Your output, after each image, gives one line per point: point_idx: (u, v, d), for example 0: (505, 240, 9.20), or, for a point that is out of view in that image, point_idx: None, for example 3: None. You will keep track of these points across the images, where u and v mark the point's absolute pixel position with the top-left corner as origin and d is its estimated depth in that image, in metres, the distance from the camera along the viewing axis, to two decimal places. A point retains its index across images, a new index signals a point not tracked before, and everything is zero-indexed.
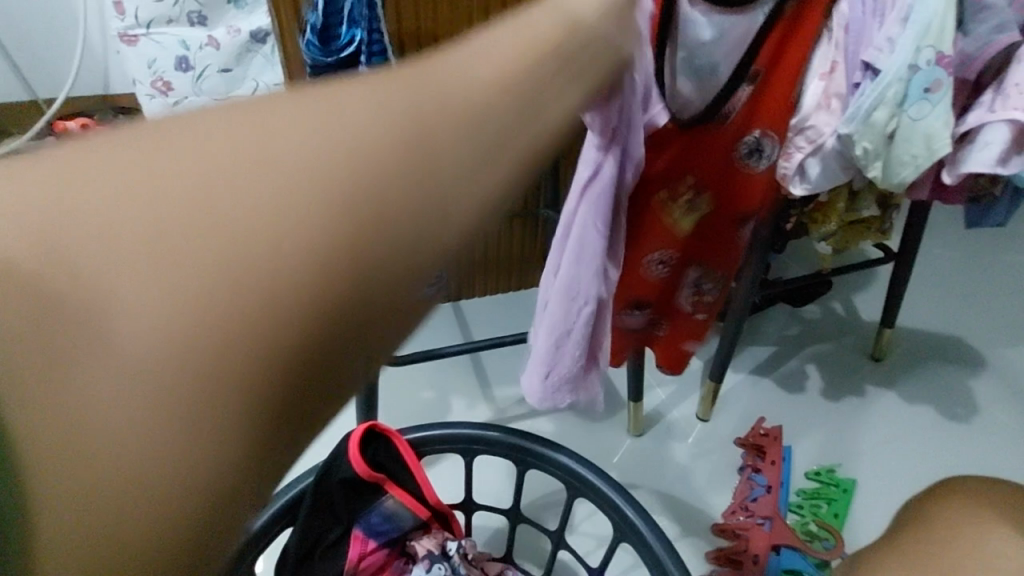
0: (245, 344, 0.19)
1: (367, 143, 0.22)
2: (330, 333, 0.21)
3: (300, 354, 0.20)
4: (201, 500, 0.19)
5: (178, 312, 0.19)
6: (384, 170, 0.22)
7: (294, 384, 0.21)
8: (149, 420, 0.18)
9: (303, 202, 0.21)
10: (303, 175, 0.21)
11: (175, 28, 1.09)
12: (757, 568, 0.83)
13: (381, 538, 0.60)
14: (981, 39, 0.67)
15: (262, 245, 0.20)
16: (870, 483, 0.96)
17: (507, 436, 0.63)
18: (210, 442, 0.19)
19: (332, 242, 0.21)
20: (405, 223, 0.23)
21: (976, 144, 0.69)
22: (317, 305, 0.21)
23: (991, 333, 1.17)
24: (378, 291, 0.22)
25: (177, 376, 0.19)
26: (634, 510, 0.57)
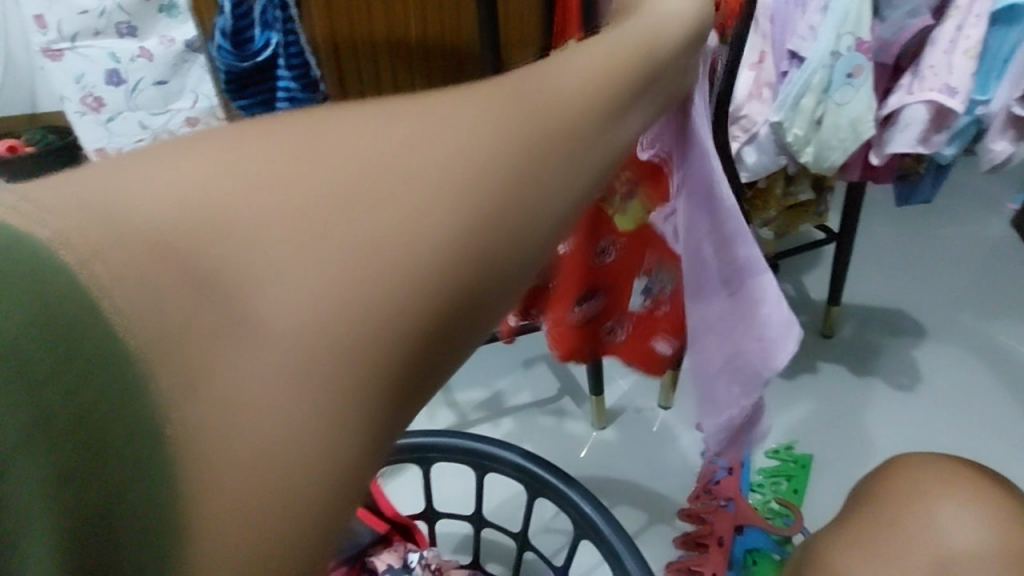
0: (365, 362, 0.22)
1: (427, 165, 0.24)
2: (425, 349, 0.24)
3: (402, 368, 0.23)
4: (328, 505, 0.21)
5: (303, 336, 0.22)
6: (459, 192, 0.24)
7: (398, 393, 0.23)
8: (286, 435, 0.21)
9: (388, 226, 0.23)
10: (374, 197, 0.23)
11: (102, 40, 1.03)
12: (723, 550, 0.84)
13: (339, 556, 0.58)
14: (897, 24, 0.70)
15: (366, 272, 0.23)
16: (826, 457, 1.00)
17: (463, 442, 0.62)
18: (334, 450, 0.22)
19: (419, 260, 0.23)
20: (492, 238, 0.25)
21: (897, 125, 0.72)
22: (420, 323, 0.23)
23: (930, 304, 1.23)
24: (438, 328, 0.24)
25: (309, 391, 0.21)
26: (592, 507, 0.57)
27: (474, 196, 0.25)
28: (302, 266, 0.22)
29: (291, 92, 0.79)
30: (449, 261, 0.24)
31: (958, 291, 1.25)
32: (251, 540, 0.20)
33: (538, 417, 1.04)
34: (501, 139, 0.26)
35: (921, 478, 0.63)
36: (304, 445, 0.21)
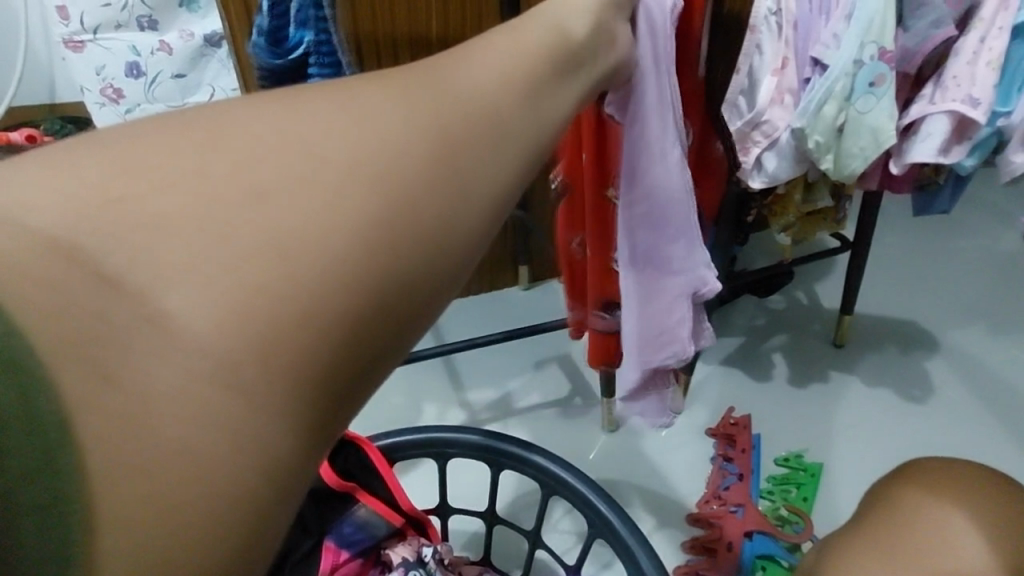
0: (283, 363, 0.26)
1: (353, 195, 0.28)
2: (347, 353, 0.28)
3: (325, 368, 0.27)
4: (243, 499, 0.25)
5: (214, 349, 0.25)
6: (375, 217, 0.28)
7: (316, 391, 0.27)
8: (198, 432, 0.25)
9: (313, 247, 0.27)
10: (305, 223, 0.27)
11: (124, 33, 1.05)
12: (732, 554, 0.85)
13: (354, 548, 0.57)
14: (919, 34, 0.70)
15: (285, 284, 0.26)
16: (836, 466, 0.99)
17: (479, 438, 0.62)
18: (241, 446, 0.25)
19: (341, 272, 0.27)
20: (403, 262, 0.29)
21: (919, 134, 0.72)
22: (341, 331, 0.27)
23: (943, 316, 1.22)
24: (364, 330, 0.28)
25: (218, 399, 0.25)
26: (608, 506, 0.57)
27: (395, 219, 0.29)
28: (214, 280, 0.26)
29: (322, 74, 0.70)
30: (371, 271, 0.28)
31: (972, 304, 1.24)
32: (149, 507, 0.23)
33: (548, 418, 1.04)
34: (425, 139, 0.31)
35: (935, 488, 0.62)
36: (223, 437, 0.25)
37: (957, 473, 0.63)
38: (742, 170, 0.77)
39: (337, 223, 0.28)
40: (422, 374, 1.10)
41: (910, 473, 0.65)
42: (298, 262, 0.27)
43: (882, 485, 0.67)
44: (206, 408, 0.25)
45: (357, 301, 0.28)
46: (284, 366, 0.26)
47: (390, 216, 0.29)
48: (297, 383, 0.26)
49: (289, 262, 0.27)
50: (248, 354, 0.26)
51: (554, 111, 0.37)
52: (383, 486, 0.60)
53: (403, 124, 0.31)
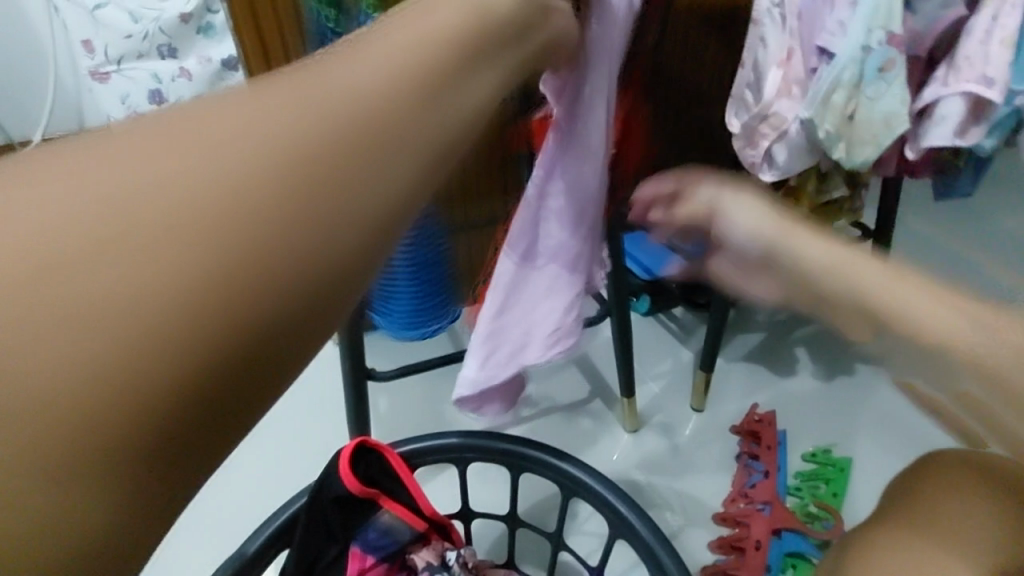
0: (179, 342, 0.20)
1: (289, 141, 0.23)
2: (266, 326, 0.22)
3: (241, 345, 0.21)
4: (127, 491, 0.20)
5: (101, 315, 0.20)
6: (300, 169, 0.23)
7: (227, 374, 0.21)
8: (70, 422, 0.19)
9: (229, 197, 0.22)
10: (226, 168, 0.22)
11: (145, 62, 1.20)
12: (760, 553, 0.84)
13: (379, 553, 0.59)
14: (929, 16, 0.69)
15: (183, 240, 0.21)
16: (866, 459, 0.97)
17: (496, 442, 0.63)
18: (128, 437, 0.20)
19: (251, 232, 0.22)
20: (334, 213, 0.23)
21: (933, 119, 0.71)
22: (268, 300, 0.22)
23: (975, 302, 1.19)
24: (288, 303, 0.22)
25: (98, 383, 0.20)
26: (627, 505, 0.58)
27: (331, 165, 0.23)
28: (104, 236, 0.21)
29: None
30: (290, 230, 0.22)
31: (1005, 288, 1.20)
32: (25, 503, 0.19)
33: (569, 420, 1.04)
34: (381, 79, 0.25)
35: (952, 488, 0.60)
36: (101, 426, 0.20)
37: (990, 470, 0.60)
38: (752, 163, 0.76)
39: (261, 169, 0.22)
40: (441, 380, 1.12)
41: (941, 469, 0.62)
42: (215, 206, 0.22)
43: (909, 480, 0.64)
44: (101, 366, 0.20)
45: (283, 268, 0.22)
46: (195, 336, 0.21)
47: (321, 169, 0.23)
48: (199, 366, 0.21)
49: (193, 204, 0.22)
50: (160, 314, 0.20)
51: None
52: (406, 491, 0.60)
53: (351, 77, 0.25)
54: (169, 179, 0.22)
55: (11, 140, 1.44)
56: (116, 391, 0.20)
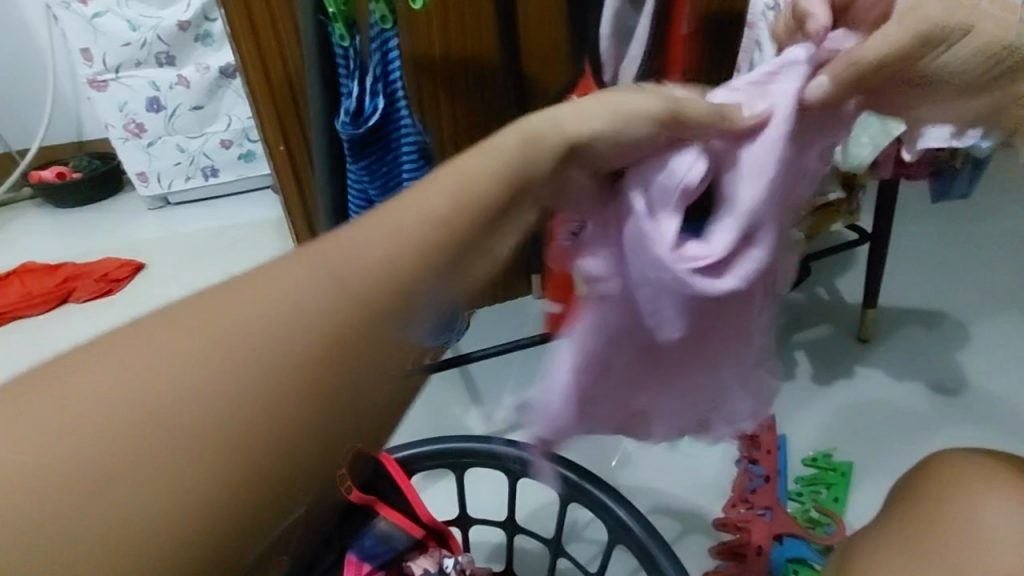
0: (255, 445, 0.25)
1: (348, 274, 0.28)
2: (319, 435, 0.27)
3: (303, 452, 0.26)
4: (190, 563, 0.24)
5: (199, 410, 0.25)
6: (356, 304, 0.28)
7: (290, 475, 0.26)
8: (166, 492, 0.24)
9: (300, 326, 0.27)
10: (297, 302, 0.27)
11: (144, 69, 1.38)
12: (761, 559, 0.83)
13: (376, 561, 0.58)
14: None
15: (263, 360, 0.26)
16: (868, 464, 0.96)
17: (493, 447, 0.62)
18: (208, 514, 0.24)
19: (313, 358, 0.27)
20: (378, 346, 0.28)
21: (930, 120, 0.71)
22: (319, 414, 0.27)
23: (975, 305, 1.19)
24: (339, 419, 0.27)
25: (192, 464, 0.24)
26: (626, 511, 0.57)
27: (378, 298, 0.28)
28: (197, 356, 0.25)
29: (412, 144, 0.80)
30: (345, 358, 0.27)
31: (1005, 291, 1.20)
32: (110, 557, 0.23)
33: None
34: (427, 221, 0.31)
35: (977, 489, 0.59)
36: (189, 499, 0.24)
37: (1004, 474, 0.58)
38: None
39: (325, 299, 0.28)
40: (439, 385, 1.11)
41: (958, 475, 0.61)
42: (267, 346, 0.26)
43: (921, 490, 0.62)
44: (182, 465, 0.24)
45: (338, 391, 0.27)
46: (242, 452, 0.25)
47: (373, 304, 0.28)
48: (272, 464, 0.25)
49: (256, 351, 0.26)
50: (243, 419, 0.25)
51: (549, 116, 0.37)
52: (403, 500, 0.60)
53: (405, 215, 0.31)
54: (243, 308, 0.27)
55: (9, 150, 1.71)
56: (176, 490, 0.24)
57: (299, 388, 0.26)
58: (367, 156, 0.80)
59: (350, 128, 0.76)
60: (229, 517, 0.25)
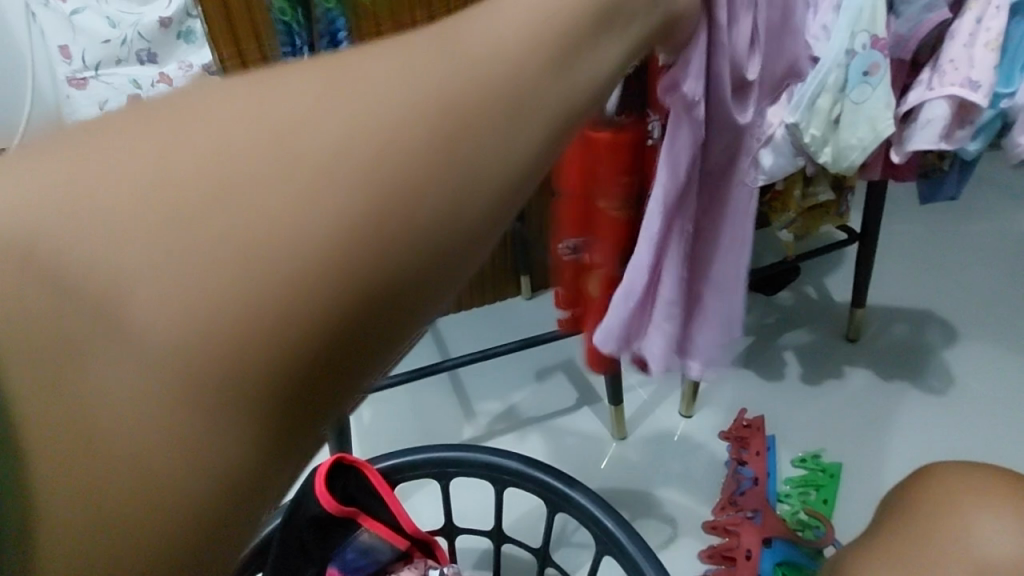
0: (257, 345, 0.18)
1: (398, 109, 0.20)
2: (350, 326, 0.19)
3: (323, 350, 0.18)
4: (209, 497, 0.17)
5: (183, 297, 0.17)
6: (423, 138, 0.20)
7: (308, 377, 0.18)
8: (154, 408, 0.17)
9: (325, 173, 0.19)
10: (330, 140, 0.19)
11: (124, 66, 1.34)
12: (750, 563, 0.82)
13: (360, 573, 0.57)
14: (912, 19, 0.68)
15: (279, 230, 0.18)
16: (856, 465, 0.96)
17: (479, 456, 0.61)
18: (219, 440, 0.17)
19: (358, 215, 0.19)
20: (451, 184, 0.20)
21: (919, 122, 0.70)
22: (357, 304, 0.19)
23: (960, 304, 1.19)
24: (387, 291, 0.19)
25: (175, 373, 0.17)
26: (613, 520, 0.56)
27: (458, 128, 0.20)
28: (182, 224, 0.18)
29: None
30: (404, 211, 0.19)
31: (989, 290, 1.21)
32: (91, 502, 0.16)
33: (556, 427, 1.03)
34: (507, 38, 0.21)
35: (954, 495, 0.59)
36: (180, 424, 0.17)
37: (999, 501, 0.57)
38: None
39: (373, 132, 0.19)
40: (426, 388, 1.10)
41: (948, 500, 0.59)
42: (282, 205, 0.18)
43: (911, 507, 0.61)
44: (174, 429, 0.17)
45: (388, 260, 0.19)
46: (239, 355, 0.17)
47: (445, 134, 0.20)
48: (276, 365, 0.18)
49: (313, 187, 0.18)
50: (239, 303, 0.17)
51: None
52: (387, 510, 0.58)
53: (473, 41, 0.21)
54: (234, 152, 0.18)
55: None
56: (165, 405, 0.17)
57: (382, 203, 0.19)
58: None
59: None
60: (285, 392, 0.18)
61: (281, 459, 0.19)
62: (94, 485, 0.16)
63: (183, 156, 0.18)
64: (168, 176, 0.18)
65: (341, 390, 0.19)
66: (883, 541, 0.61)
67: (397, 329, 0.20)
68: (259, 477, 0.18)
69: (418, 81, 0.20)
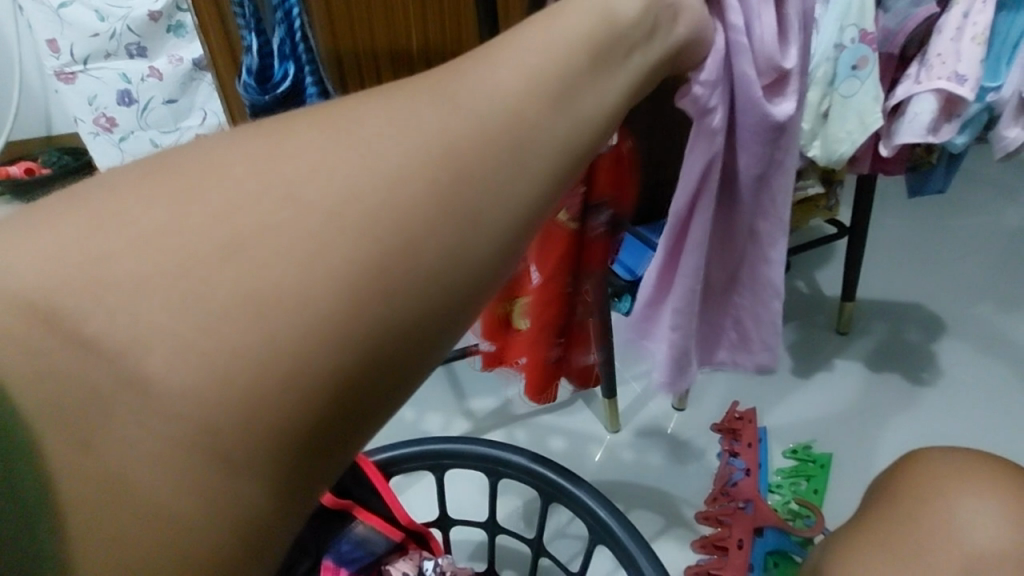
0: (279, 394, 0.22)
1: (390, 183, 0.24)
2: (357, 376, 0.23)
3: (335, 394, 0.23)
4: (248, 516, 0.22)
5: (209, 359, 0.21)
6: (413, 209, 0.24)
7: (324, 415, 0.23)
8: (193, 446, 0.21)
9: (332, 242, 0.23)
10: (335, 210, 0.23)
11: (113, 61, 1.33)
12: (742, 552, 0.83)
13: (354, 565, 0.57)
14: (900, 14, 0.69)
15: (293, 297, 0.22)
16: (846, 455, 0.98)
17: (476, 448, 0.61)
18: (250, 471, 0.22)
19: (357, 278, 0.23)
20: (438, 252, 0.24)
21: (906, 115, 0.71)
22: (362, 355, 0.23)
23: (949, 296, 1.21)
24: (381, 349, 0.23)
25: (208, 420, 0.21)
26: (606, 510, 0.56)
27: (443, 199, 0.24)
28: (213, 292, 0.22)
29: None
30: (396, 276, 0.23)
31: (978, 283, 1.23)
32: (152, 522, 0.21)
33: (551, 420, 1.04)
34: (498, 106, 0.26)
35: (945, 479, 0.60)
36: (221, 460, 0.22)
37: (986, 489, 0.58)
38: None
39: (371, 209, 0.23)
40: (422, 382, 1.11)
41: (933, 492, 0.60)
42: (295, 273, 0.22)
43: (900, 495, 0.62)
44: (196, 472, 0.21)
45: (385, 321, 0.23)
46: (258, 404, 0.22)
47: (435, 201, 0.24)
48: (293, 410, 0.22)
49: (316, 257, 0.22)
50: (257, 362, 0.22)
51: None
52: (382, 502, 0.59)
53: (468, 103, 0.26)
54: (254, 217, 0.23)
55: None
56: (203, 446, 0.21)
57: (381, 270, 0.23)
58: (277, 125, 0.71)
59: (255, 94, 0.68)
60: (304, 433, 0.22)
61: (305, 481, 0.23)
62: (154, 524, 0.21)
63: (214, 231, 0.22)
64: (196, 249, 0.22)
65: (352, 422, 0.24)
66: (871, 529, 0.61)
67: (398, 374, 0.24)
68: (286, 500, 0.23)
69: (415, 146, 0.25)
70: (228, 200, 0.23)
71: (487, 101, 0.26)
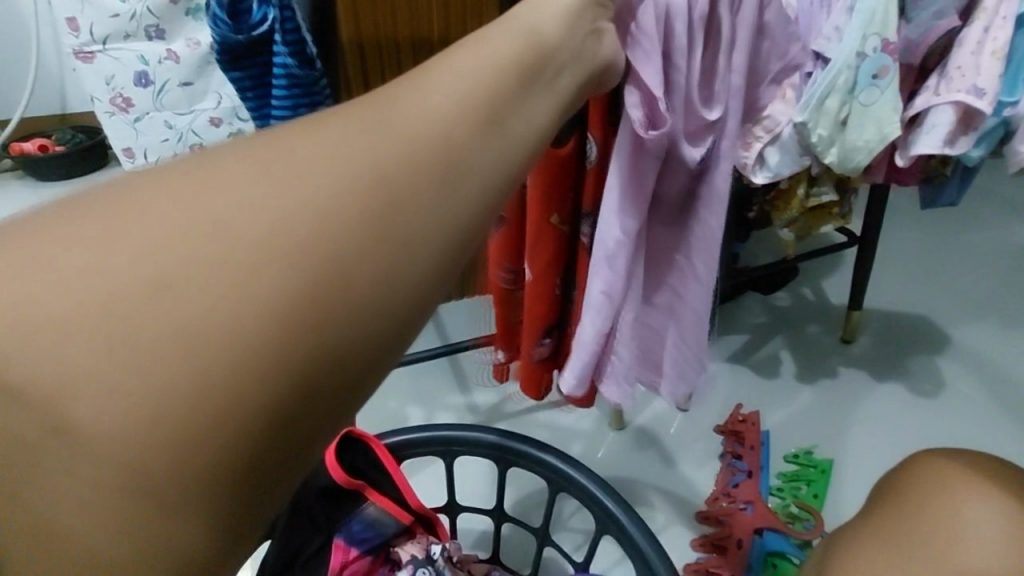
0: (232, 405, 0.23)
1: (343, 205, 0.26)
2: (305, 386, 0.24)
3: (289, 400, 0.24)
4: (207, 523, 0.24)
5: (159, 376, 0.23)
6: (359, 228, 0.26)
7: (275, 427, 0.24)
8: (140, 459, 0.23)
9: (286, 254, 0.25)
10: (292, 225, 0.25)
11: (133, 42, 1.40)
12: (741, 552, 0.84)
13: (364, 545, 0.58)
14: (923, 25, 0.70)
15: (251, 306, 0.24)
16: (846, 461, 0.99)
17: (485, 435, 0.62)
18: (204, 481, 0.23)
19: (299, 296, 0.24)
20: (381, 266, 0.26)
21: (924, 126, 0.72)
22: (311, 358, 0.24)
23: (954, 310, 1.21)
24: (334, 358, 0.25)
25: (155, 439, 0.23)
26: (614, 501, 0.57)
27: (395, 214, 0.27)
28: (174, 302, 0.23)
29: (287, 70, 0.56)
30: (346, 300, 0.25)
31: (984, 297, 1.23)
32: (122, 524, 0.23)
33: (554, 415, 1.05)
34: (448, 116, 0.29)
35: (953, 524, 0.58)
36: (169, 474, 0.23)
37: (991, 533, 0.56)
38: (744, 166, 0.76)
39: (327, 225, 0.25)
40: (429, 372, 1.12)
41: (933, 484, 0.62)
42: (248, 293, 0.24)
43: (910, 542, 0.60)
44: (155, 483, 0.23)
45: (346, 333, 0.25)
46: (209, 415, 0.23)
47: (383, 209, 0.26)
48: (245, 422, 0.23)
49: (266, 277, 0.24)
50: (208, 377, 0.23)
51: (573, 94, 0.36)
52: (393, 484, 0.59)
53: (416, 123, 0.29)
54: (222, 221, 0.25)
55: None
56: (150, 454, 0.23)
57: (324, 287, 0.25)
58: (243, 69, 0.58)
59: (225, 29, 0.56)
60: (255, 446, 0.24)
61: (257, 491, 0.24)
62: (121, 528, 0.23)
63: (182, 241, 0.24)
64: (170, 254, 0.24)
65: (306, 434, 0.25)
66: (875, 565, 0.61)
67: (356, 383, 0.26)
68: (241, 511, 0.24)
69: (357, 173, 0.27)
70: (204, 203, 0.25)
71: (427, 121, 0.29)
